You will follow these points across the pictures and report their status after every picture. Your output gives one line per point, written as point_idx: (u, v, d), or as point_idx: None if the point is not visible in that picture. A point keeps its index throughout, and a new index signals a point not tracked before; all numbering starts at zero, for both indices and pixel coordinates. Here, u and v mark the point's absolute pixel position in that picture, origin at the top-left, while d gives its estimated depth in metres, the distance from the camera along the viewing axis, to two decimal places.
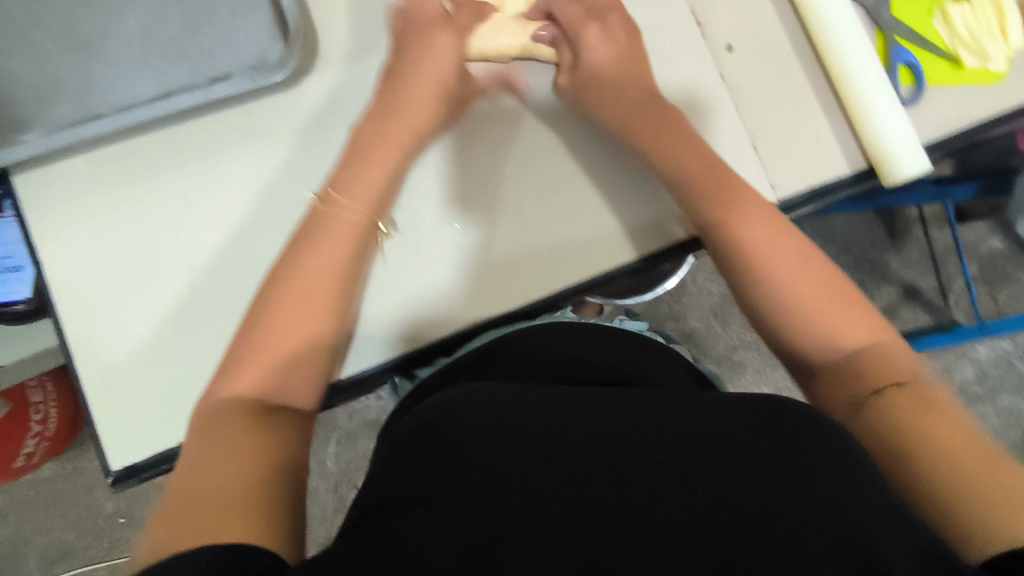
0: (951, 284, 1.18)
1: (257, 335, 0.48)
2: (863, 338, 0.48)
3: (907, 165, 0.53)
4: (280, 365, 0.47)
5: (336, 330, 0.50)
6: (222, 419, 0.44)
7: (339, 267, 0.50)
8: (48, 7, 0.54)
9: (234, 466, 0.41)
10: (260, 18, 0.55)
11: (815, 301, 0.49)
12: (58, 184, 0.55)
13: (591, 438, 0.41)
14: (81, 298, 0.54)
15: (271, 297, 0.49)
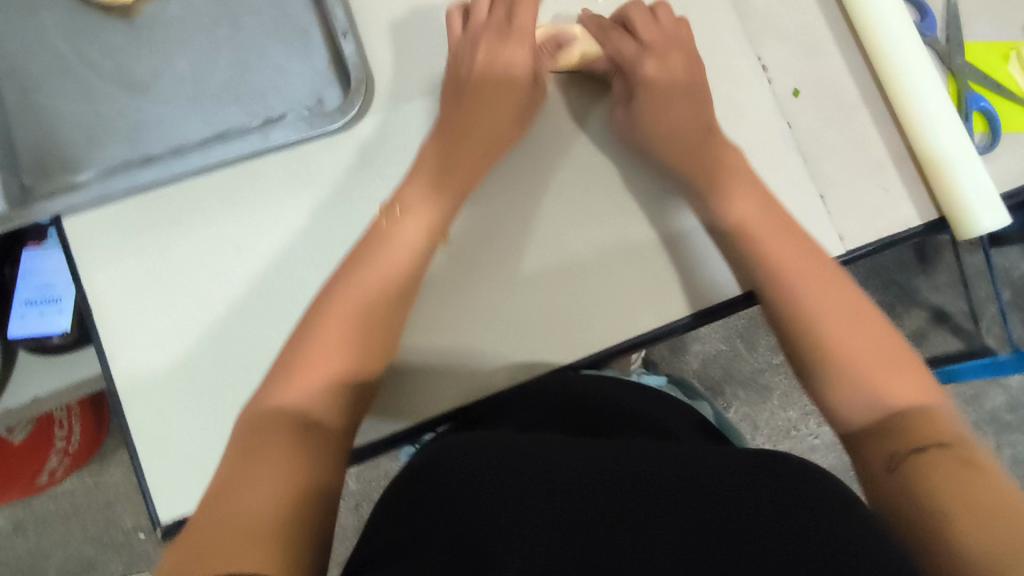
0: (982, 310, 1.14)
1: (310, 333, 0.47)
2: (910, 398, 0.43)
3: (985, 218, 0.51)
4: (328, 370, 0.46)
5: (386, 337, 0.49)
6: (266, 427, 0.43)
7: (380, 298, 0.48)
8: (104, 50, 0.56)
9: (266, 486, 0.40)
10: (313, 63, 0.56)
11: (865, 359, 0.45)
12: (105, 226, 0.54)
13: (592, 495, 0.38)
14: (126, 343, 0.52)
15: (326, 300, 0.48)
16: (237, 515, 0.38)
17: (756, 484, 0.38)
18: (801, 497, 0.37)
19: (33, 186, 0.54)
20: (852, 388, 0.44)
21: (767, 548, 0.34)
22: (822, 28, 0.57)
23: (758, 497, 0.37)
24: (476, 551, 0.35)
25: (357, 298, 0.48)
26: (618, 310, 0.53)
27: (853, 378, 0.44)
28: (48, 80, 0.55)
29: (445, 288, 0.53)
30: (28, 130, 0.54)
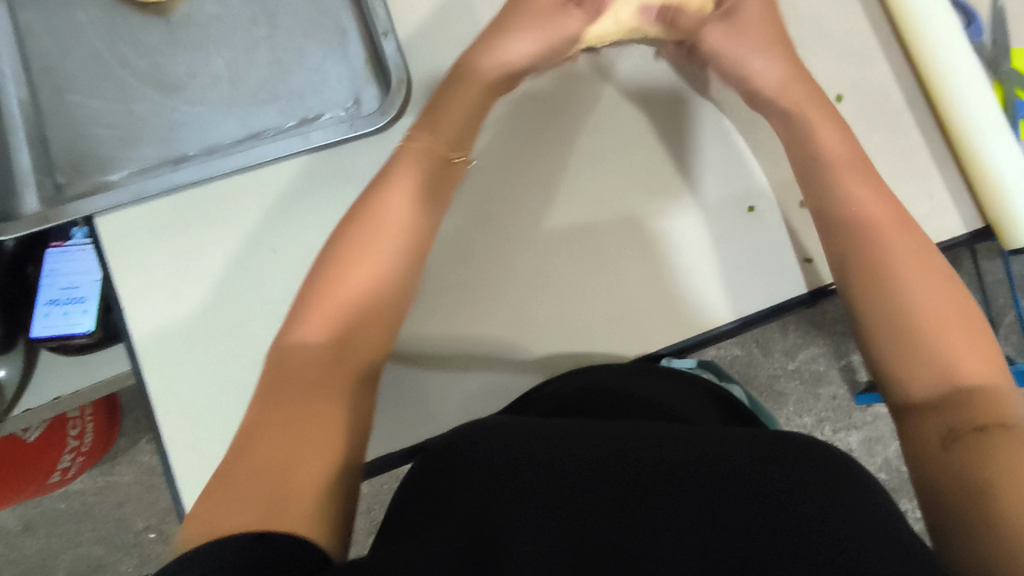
0: (1000, 318, 1.13)
1: (331, 268, 0.46)
2: (979, 372, 0.41)
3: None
4: (351, 306, 0.45)
5: (407, 265, 0.47)
6: (290, 369, 0.41)
7: (402, 260, 0.47)
8: (139, 49, 0.55)
9: (296, 441, 0.37)
10: (350, 64, 0.56)
11: (938, 328, 0.43)
12: (137, 226, 0.52)
13: (608, 475, 0.38)
14: (156, 347, 0.50)
15: (347, 237, 0.47)
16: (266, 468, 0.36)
17: (759, 455, 0.39)
18: (816, 477, 0.37)
19: (65, 184, 0.53)
20: (918, 355, 0.42)
21: (785, 526, 0.34)
22: (867, 32, 0.56)
23: (772, 477, 0.37)
24: (493, 528, 0.35)
25: (370, 257, 0.46)
26: (656, 313, 0.53)
27: (924, 346, 0.42)
28: (81, 77, 0.55)
29: (480, 286, 0.53)
30: (60, 128, 0.54)
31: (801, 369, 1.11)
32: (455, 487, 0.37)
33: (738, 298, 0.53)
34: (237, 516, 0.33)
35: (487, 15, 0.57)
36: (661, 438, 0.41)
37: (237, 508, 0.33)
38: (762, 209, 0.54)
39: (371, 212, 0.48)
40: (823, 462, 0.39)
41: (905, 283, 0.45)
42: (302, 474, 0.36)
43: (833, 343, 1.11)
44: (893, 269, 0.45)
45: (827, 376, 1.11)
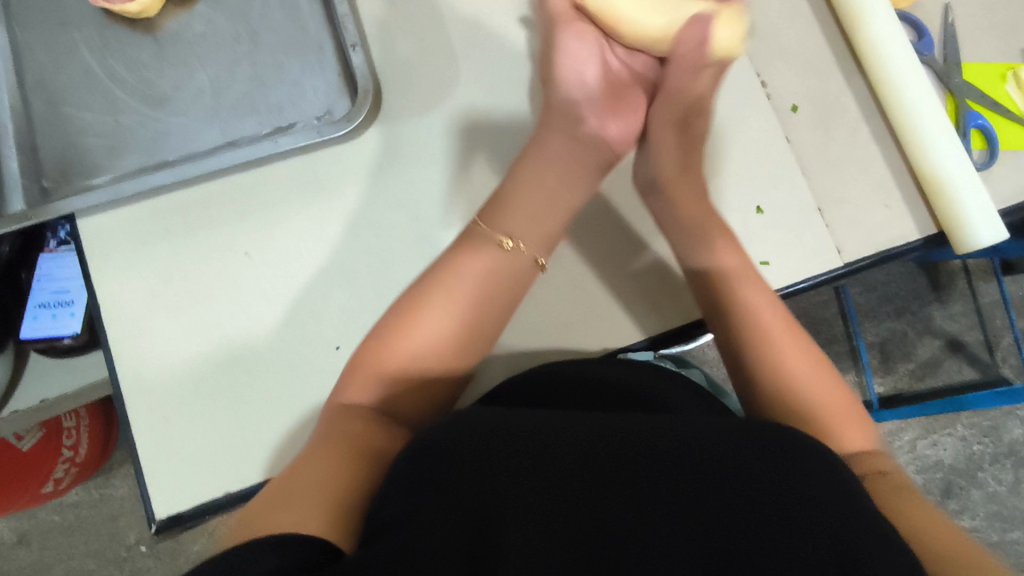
0: (999, 339, 1.11)
1: (406, 318, 0.47)
2: (855, 445, 0.45)
3: (982, 231, 0.51)
4: (433, 359, 0.47)
5: (478, 333, 0.49)
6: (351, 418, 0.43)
7: (481, 317, 0.49)
8: (128, 63, 0.58)
9: (323, 465, 0.39)
10: (326, 75, 0.58)
11: (824, 403, 0.47)
12: (119, 228, 0.55)
13: (597, 462, 0.36)
14: (135, 342, 0.54)
15: (422, 289, 0.49)
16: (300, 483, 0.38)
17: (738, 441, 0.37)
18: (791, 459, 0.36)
19: (51, 189, 0.56)
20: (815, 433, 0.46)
21: (760, 515, 0.34)
22: (823, 47, 0.58)
23: (759, 462, 0.36)
24: (488, 521, 0.34)
25: (411, 352, 0.47)
26: (618, 314, 0.54)
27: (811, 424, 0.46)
28: (73, 90, 0.58)
29: None
30: (49, 136, 0.57)
31: None
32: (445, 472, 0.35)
33: (697, 301, 0.55)
34: (289, 521, 0.34)
35: (456, 30, 0.59)
36: (635, 420, 0.40)
37: (288, 512, 0.35)
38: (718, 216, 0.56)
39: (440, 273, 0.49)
40: (804, 447, 0.37)
41: (775, 352, 0.48)
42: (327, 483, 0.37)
43: None
44: (771, 326, 0.49)
45: None
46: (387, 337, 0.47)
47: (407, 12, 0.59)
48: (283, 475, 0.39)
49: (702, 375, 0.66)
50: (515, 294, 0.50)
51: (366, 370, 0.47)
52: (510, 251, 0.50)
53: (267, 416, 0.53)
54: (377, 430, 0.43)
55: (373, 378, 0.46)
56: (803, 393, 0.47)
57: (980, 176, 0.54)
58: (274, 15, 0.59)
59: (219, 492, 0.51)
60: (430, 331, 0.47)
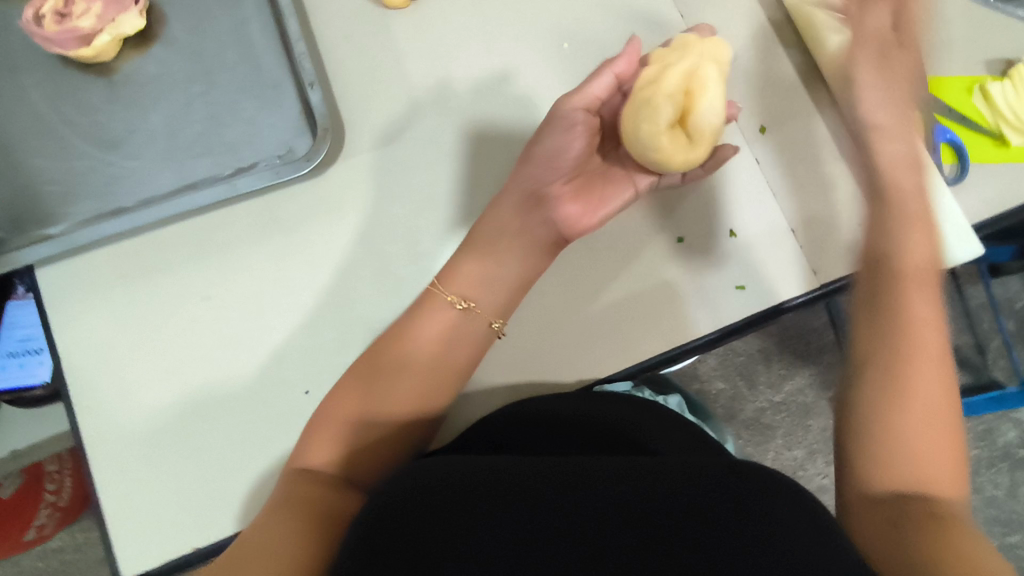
0: (988, 342, 1.09)
1: (360, 372, 0.47)
2: (938, 480, 0.37)
3: (957, 248, 0.50)
4: (385, 416, 0.46)
5: (433, 389, 0.48)
6: (305, 482, 0.42)
7: (440, 369, 0.48)
8: (81, 108, 0.57)
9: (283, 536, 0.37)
10: (287, 114, 0.57)
11: (922, 408, 0.39)
12: (77, 277, 0.54)
13: (555, 510, 0.34)
14: (94, 395, 0.52)
15: (382, 344, 0.48)
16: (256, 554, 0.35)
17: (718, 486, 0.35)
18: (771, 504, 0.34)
19: (4, 239, 0.54)
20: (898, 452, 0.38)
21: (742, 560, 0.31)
22: (785, 68, 0.58)
23: (733, 501, 0.34)
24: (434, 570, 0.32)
25: (373, 421, 0.46)
26: (594, 344, 0.52)
27: (894, 433, 0.39)
28: (26, 137, 0.56)
29: None
30: (2, 185, 0.55)
31: (787, 401, 1.10)
32: (393, 523, 0.34)
33: (675, 326, 0.52)
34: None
35: (417, 62, 0.58)
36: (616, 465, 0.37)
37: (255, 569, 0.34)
38: (690, 240, 0.54)
39: (399, 327, 0.49)
40: (772, 486, 0.35)
41: (898, 339, 0.41)
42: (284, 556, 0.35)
43: (817, 374, 1.10)
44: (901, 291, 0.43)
45: (814, 408, 1.09)
46: (342, 397, 0.47)
47: (366, 46, 0.59)
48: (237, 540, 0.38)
49: (685, 399, 0.64)
50: (472, 353, 0.49)
51: (321, 429, 0.46)
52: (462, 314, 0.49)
53: (234, 465, 0.51)
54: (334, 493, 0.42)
55: (328, 447, 0.45)
56: (907, 395, 0.40)
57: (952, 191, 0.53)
58: (231, 54, 0.58)
59: (186, 548, 0.49)
60: (392, 400, 0.46)
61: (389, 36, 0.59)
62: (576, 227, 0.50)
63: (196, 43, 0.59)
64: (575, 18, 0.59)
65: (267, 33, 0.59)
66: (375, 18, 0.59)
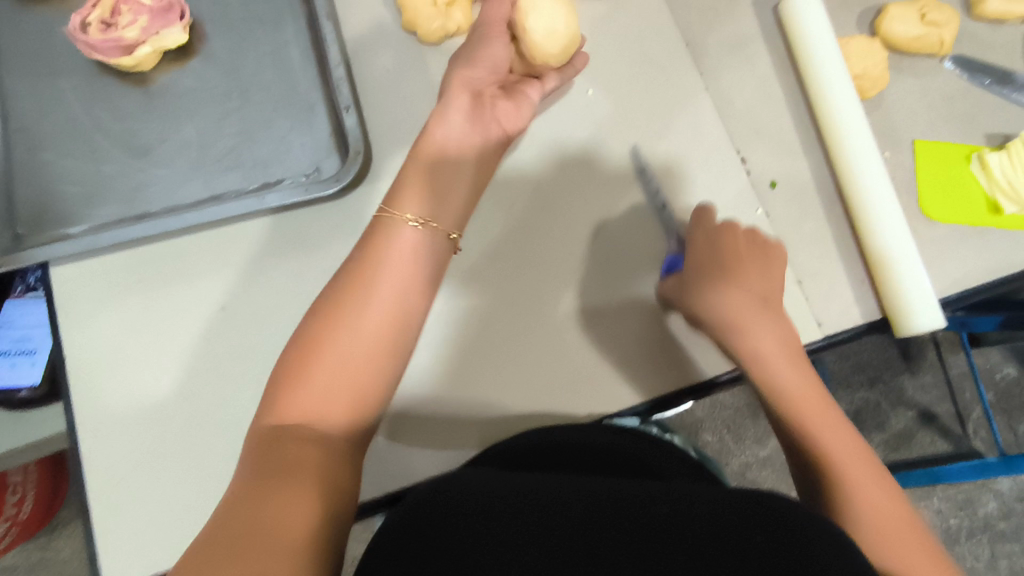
0: (969, 411, 1.11)
1: (321, 306, 0.45)
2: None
3: (920, 322, 0.52)
4: (342, 350, 0.42)
5: (391, 310, 0.45)
6: (277, 448, 0.39)
7: (402, 297, 0.45)
8: (115, 115, 0.58)
9: (282, 514, 0.34)
10: (317, 135, 0.58)
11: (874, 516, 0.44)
12: (92, 277, 0.54)
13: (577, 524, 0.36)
14: (95, 396, 0.51)
15: (343, 278, 0.45)
16: (257, 529, 0.33)
17: (727, 511, 0.37)
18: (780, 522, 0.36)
19: (24, 236, 0.54)
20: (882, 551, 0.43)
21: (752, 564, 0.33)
22: (795, 129, 0.61)
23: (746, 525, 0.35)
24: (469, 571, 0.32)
25: (338, 354, 0.42)
26: (601, 376, 0.53)
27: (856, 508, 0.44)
28: (56, 138, 0.57)
29: (448, 356, 0.53)
30: (27, 183, 0.56)
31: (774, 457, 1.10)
32: (429, 527, 0.35)
33: (681, 368, 0.53)
34: (283, 524, 0.34)
35: None
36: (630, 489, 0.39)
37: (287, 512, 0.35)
38: None
39: (362, 256, 0.46)
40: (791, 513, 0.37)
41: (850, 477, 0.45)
42: (291, 537, 0.33)
43: None
44: (850, 481, 0.45)
45: None
46: (305, 340, 0.43)
47: (398, 78, 0.61)
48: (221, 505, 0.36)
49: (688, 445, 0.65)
50: (434, 272, 0.47)
51: (287, 385, 0.42)
52: (424, 231, 0.47)
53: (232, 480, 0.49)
54: (319, 454, 0.39)
55: (306, 392, 0.41)
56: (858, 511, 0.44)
57: (937, 256, 0.56)
58: (267, 75, 0.60)
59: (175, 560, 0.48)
60: (353, 328, 0.43)
61: (421, 68, 0.61)
62: (512, 123, 0.55)
63: (236, 62, 0.60)
64: (601, 63, 0.61)
65: (305, 59, 0.61)
66: (409, 49, 0.61)
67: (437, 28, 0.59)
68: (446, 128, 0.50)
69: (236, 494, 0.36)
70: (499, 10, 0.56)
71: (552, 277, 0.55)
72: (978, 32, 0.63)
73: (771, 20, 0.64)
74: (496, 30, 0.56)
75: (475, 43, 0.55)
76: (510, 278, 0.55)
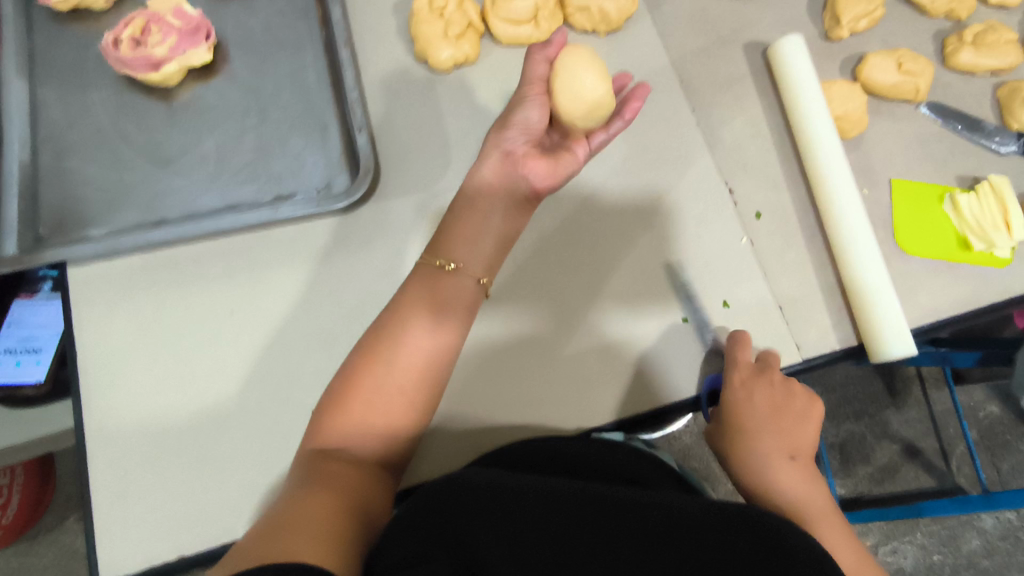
0: (952, 447, 1.13)
1: (370, 336, 0.48)
2: None
3: (894, 349, 0.55)
4: (386, 383, 0.46)
5: (431, 347, 0.47)
6: (318, 465, 0.43)
7: (440, 335, 0.47)
8: (140, 126, 0.61)
9: (311, 509, 0.38)
10: (330, 153, 0.62)
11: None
12: (109, 278, 0.56)
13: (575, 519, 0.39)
14: (104, 392, 0.53)
15: (386, 309, 0.49)
16: (292, 522, 0.37)
17: (711, 514, 0.40)
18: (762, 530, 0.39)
19: (46, 237, 0.57)
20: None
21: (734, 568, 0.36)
22: (781, 165, 0.65)
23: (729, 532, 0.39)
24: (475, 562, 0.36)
25: (376, 385, 0.46)
26: (592, 392, 0.55)
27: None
28: (82, 146, 0.60)
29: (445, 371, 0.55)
30: (52, 188, 0.59)
31: None
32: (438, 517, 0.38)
33: (669, 386, 0.56)
34: (308, 520, 0.37)
35: (454, 121, 0.64)
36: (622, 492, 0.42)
37: (306, 517, 0.37)
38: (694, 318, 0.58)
39: (404, 290, 0.49)
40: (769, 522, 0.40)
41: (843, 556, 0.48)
42: (320, 527, 0.37)
43: None
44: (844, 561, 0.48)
45: None
46: (352, 369, 0.46)
47: (409, 102, 0.64)
48: (260, 517, 0.38)
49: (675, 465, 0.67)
50: (468, 311, 0.49)
51: (331, 409, 0.46)
52: (457, 275, 0.49)
53: (231, 479, 0.51)
54: (354, 474, 0.43)
55: (348, 419, 0.45)
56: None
57: (912, 289, 0.59)
58: (285, 95, 0.64)
59: (172, 554, 0.48)
60: (391, 360, 0.46)
61: (432, 94, 0.64)
62: (542, 184, 0.52)
63: (256, 81, 0.64)
64: None
65: (322, 82, 0.64)
66: (421, 77, 0.65)
67: (447, 58, 0.63)
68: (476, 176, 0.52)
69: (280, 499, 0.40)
70: (536, 70, 0.56)
71: (547, 299, 0.58)
72: (953, 82, 0.67)
73: (761, 63, 0.69)
74: (531, 97, 0.55)
75: (513, 106, 0.55)
76: (527, 302, 0.58)
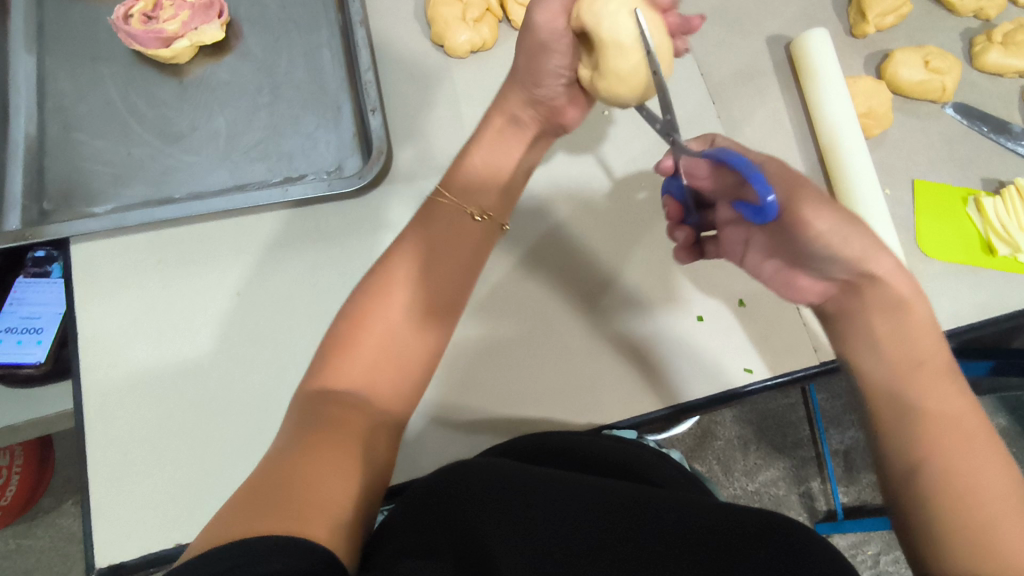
0: None
1: (370, 280, 0.43)
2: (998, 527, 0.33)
3: None
4: (395, 331, 0.41)
5: (439, 299, 0.43)
6: (320, 416, 0.38)
7: (452, 285, 0.44)
8: (150, 101, 0.60)
9: (325, 472, 0.35)
10: (342, 133, 0.61)
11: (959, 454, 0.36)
12: (111, 255, 0.55)
13: (578, 521, 0.37)
14: (104, 370, 0.52)
15: (390, 255, 0.44)
16: (302, 488, 0.34)
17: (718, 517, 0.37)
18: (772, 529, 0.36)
19: (50, 211, 0.56)
20: (983, 548, 0.33)
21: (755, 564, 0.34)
22: (801, 161, 0.63)
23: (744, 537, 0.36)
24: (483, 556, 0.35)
25: (384, 330, 0.40)
26: (603, 386, 0.54)
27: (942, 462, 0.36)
28: (91, 119, 0.59)
29: (457, 369, 0.54)
30: (59, 161, 0.58)
31: (761, 491, 1.10)
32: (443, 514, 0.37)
33: (684, 382, 0.54)
34: (320, 490, 0.34)
35: (469, 106, 0.62)
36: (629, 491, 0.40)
37: (324, 482, 0.34)
38: (709, 319, 0.57)
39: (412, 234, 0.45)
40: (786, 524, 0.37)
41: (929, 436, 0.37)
42: (331, 505, 0.34)
43: (792, 468, 1.10)
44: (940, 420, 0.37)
45: (788, 502, 1.09)
46: (357, 315, 0.41)
47: (424, 84, 0.63)
48: (266, 460, 0.36)
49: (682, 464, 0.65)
50: (478, 265, 0.46)
51: (340, 353, 0.40)
52: (484, 232, 0.47)
53: (233, 462, 0.49)
54: (362, 425, 0.38)
55: (353, 364, 0.40)
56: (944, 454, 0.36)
57: (936, 291, 0.58)
58: (298, 74, 0.62)
59: (170, 541, 0.47)
60: (399, 305, 0.41)
61: (448, 78, 0.63)
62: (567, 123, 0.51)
63: (269, 60, 0.63)
64: None
65: (336, 62, 0.63)
66: (437, 61, 0.64)
67: (464, 42, 0.62)
68: (498, 145, 0.49)
69: (281, 454, 0.36)
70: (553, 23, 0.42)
71: (559, 292, 0.57)
72: (979, 82, 0.66)
73: (783, 57, 0.67)
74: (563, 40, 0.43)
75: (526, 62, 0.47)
76: (539, 294, 0.57)
